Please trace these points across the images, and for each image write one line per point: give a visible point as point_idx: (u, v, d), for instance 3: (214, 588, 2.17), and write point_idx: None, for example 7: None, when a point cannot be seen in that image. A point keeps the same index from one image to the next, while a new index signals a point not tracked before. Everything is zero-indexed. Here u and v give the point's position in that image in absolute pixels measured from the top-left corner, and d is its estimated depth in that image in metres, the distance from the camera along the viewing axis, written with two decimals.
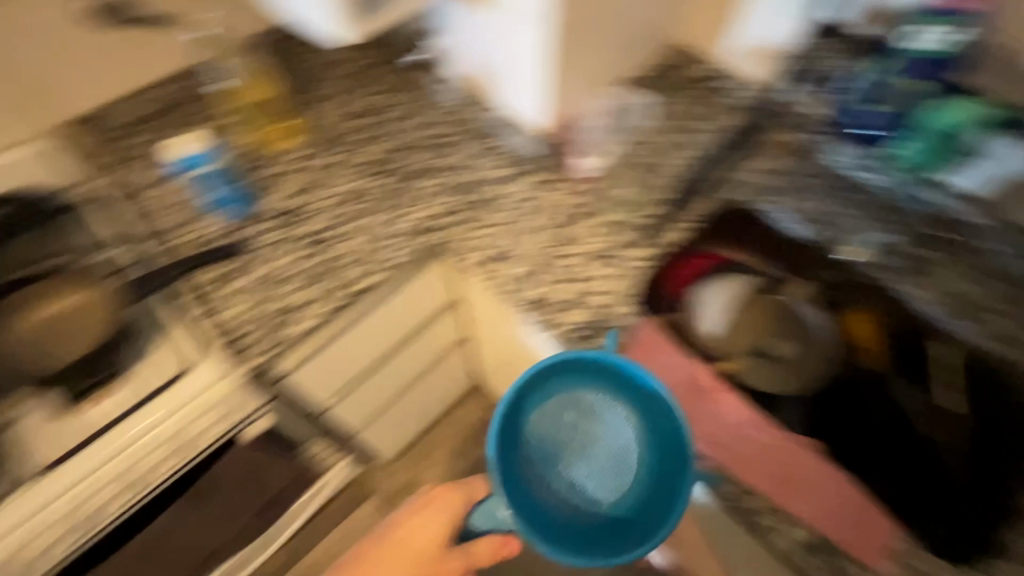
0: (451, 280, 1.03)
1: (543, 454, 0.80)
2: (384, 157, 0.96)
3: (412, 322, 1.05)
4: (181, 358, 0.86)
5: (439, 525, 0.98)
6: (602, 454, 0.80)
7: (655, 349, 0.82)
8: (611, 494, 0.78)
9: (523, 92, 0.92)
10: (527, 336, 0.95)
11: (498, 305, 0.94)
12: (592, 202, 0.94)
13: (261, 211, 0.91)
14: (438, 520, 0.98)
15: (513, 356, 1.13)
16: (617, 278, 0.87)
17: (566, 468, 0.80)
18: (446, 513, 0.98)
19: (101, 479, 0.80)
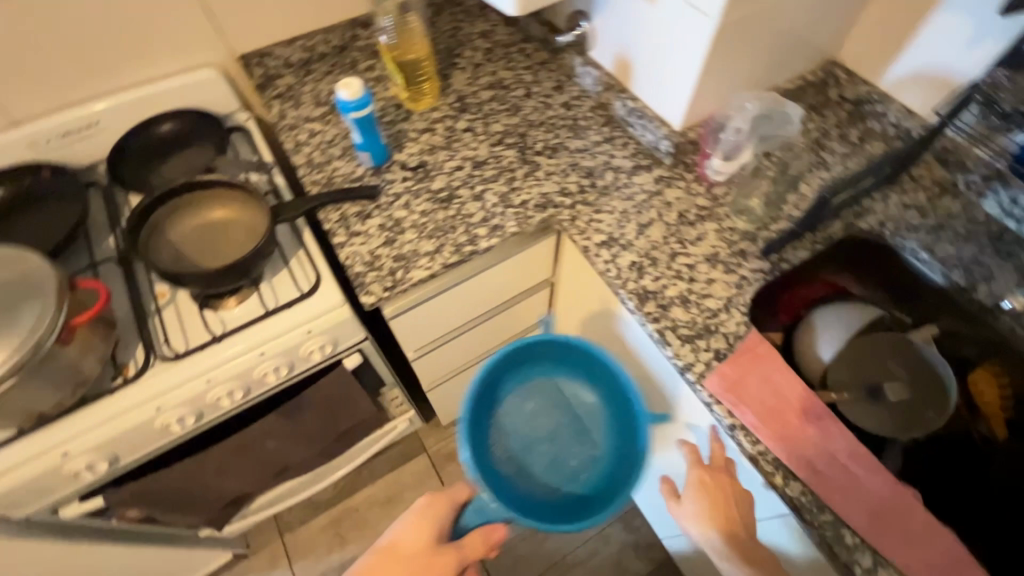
0: (554, 258, 1.08)
1: (522, 445, 0.91)
2: (510, 132, 1.03)
3: (507, 292, 1.08)
4: (300, 284, 0.92)
5: (423, 530, 0.81)
6: (559, 434, 0.93)
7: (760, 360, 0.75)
8: (579, 463, 0.90)
9: (665, 84, 0.91)
10: (618, 324, 0.97)
11: (600, 287, 0.97)
12: (715, 205, 0.92)
13: (395, 163, 0.98)
14: (417, 532, 0.80)
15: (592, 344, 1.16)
16: (731, 285, 0.83)
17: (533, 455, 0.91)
18: (432, 520, 0.82)
19: (215, 380, 0.86)
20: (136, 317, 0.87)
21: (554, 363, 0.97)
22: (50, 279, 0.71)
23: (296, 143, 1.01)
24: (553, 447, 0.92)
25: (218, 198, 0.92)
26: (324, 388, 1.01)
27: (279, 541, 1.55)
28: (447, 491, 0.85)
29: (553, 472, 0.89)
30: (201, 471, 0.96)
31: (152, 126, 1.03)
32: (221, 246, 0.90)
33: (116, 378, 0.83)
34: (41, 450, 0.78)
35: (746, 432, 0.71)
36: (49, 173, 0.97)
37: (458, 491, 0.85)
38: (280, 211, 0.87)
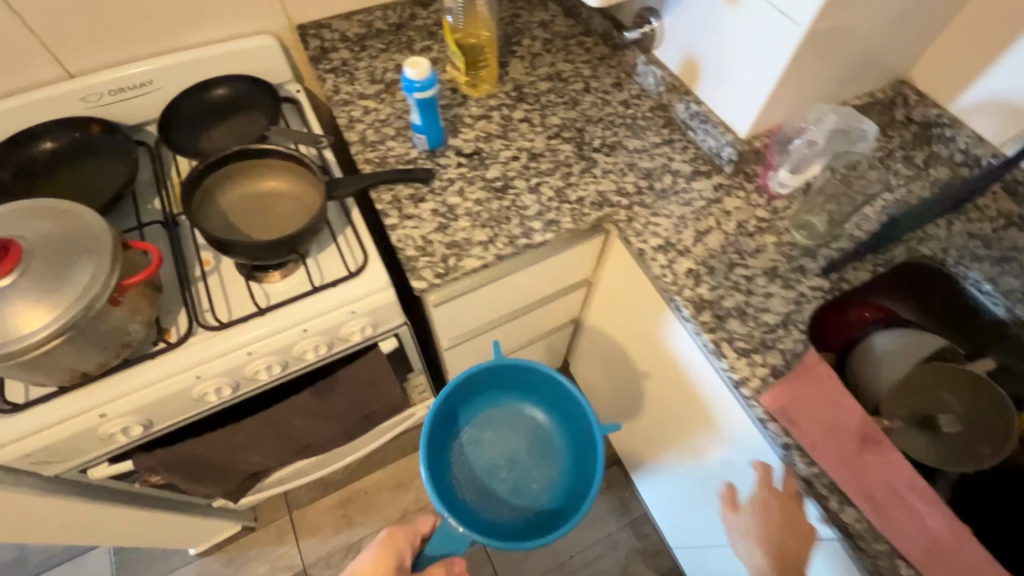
0: (597, 259, 1.06)
1: (486, 470, 1.13)
2: (567, 126, 1.00)
3: (548, 288, 1.06)
4: (346, 262, 0.90)
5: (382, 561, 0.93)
6: (518, 449, 1.16)
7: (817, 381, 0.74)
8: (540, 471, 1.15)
9: (735, 91, 0.89)
10: (664, 329, 0.94)
11: (649, 289, 0.95)
12: (775, 218, 0.90)
13: (450, 148, 0.96)
14: (378, 560, 0.93)
15: (625, 351, 1.13)
16: (789, 301, 0.81)
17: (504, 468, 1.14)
18: (398, 548, 0.96)
19: (255, 352, 0.85)
20: (180, 283, 0.86)
21: (494, 391, 1.15)
22: (106, 238, 0.70)
23: (350, 119, 0.99)
24: (516, 472, 1.13)
25: (270, 170, 0.91)
26: (359, 369, 1.00)
27: (287, 517, 1.55)
28: (409, 525, 1.00)
29: (518, 487, 1.12)
30: (230, 443, 0.95)
31: (206, 91, 1.01)
32: (272, 219, 0.89)
33: (158, 343, 0.81)
34: (80, 409, 0.76)
35: (802, 452, 0.70)
36: (100, 129, 0.96)
37: (420, 524, 1.01)
38: (335, 186, 0.86)
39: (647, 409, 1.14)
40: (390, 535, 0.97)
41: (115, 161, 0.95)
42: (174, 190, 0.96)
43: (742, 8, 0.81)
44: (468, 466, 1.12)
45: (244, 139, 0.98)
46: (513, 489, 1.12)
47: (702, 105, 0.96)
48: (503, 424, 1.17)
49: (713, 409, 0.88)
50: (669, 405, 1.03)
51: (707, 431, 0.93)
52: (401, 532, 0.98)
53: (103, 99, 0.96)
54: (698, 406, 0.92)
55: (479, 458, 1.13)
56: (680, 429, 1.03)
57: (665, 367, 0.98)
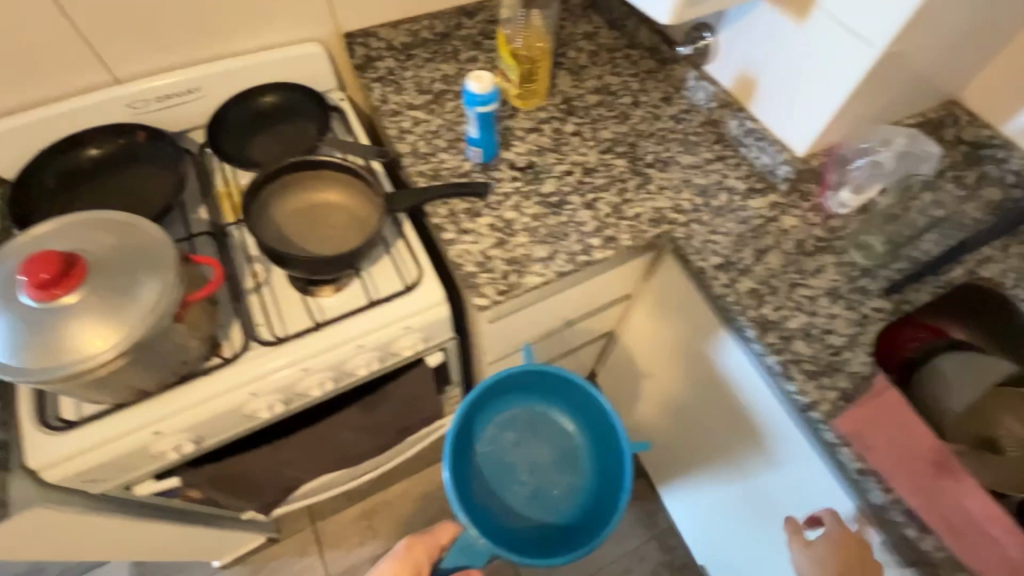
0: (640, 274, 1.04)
1: (506, 477, 1.07)
2: (619, 141, 1.00)
3: (594, 304, 1.05)
4: (400, 276, 0.89)
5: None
6: (540, 456, 1.09)
7: (892, 418, 0.70)
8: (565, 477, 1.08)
9: (795, 110, 0.89)
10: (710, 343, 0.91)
11: (695, 305, 0.92)
12: (833, 237, 0.89)
13: (503, 161, 0.95)
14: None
15: (659, 364, 1.10)
16: (853, 323, 0.81)
17: (525, 474, 1.08)
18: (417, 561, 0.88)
19: (312, 368, 0.83)
20: (233, 296, 0.84)
21: (509, 394, 1.08)
22: (171, 252, 0.69)
23: (400, 130, 0.98)
24: (538, 476, 1.08)
25: (325, 181, 0.89)
26: (406, 384, 0.98)
27: (311, 528, 1.53)
28: (430, 534, 0.91)
29: (538, 491, 1.07)
30: (276, 459, 0.93)
31: (253, 98, 0.99)
32: (327, 232, 0.87)
33: (212, 358, 0.80)
34: (136, 426, 0.75)
35: (877, 478, 0.70)
36: (144, 136, 0.93)
37: (443, 533, 0.92)
38: (393, 201, 0.84)
39: (686, 419, 1.08)
40: (409, 547, 0.88)
41: (161, 169, 0.92)
42: (221, 199, 0.93)
43: (810, 28, 0.80)
44: (488, 469, 1.07)
45: (294, 148, 0.96)
46: (533, 494, 1.07)
47: (758, 122, 0.95)
48: (526, 427, 1.09)
49: (766, 434, 0.86)
50: (710, 425, 1.01)
51: (754, 455, 0.90)
52: (422, 541, 0.89)
53: (149, 105, 0.94)
54: (747, 430, 0.90)
55: (499, 461, 1.08)
56: (720, 450, 1.01)
57: (711, 387, 0.95)
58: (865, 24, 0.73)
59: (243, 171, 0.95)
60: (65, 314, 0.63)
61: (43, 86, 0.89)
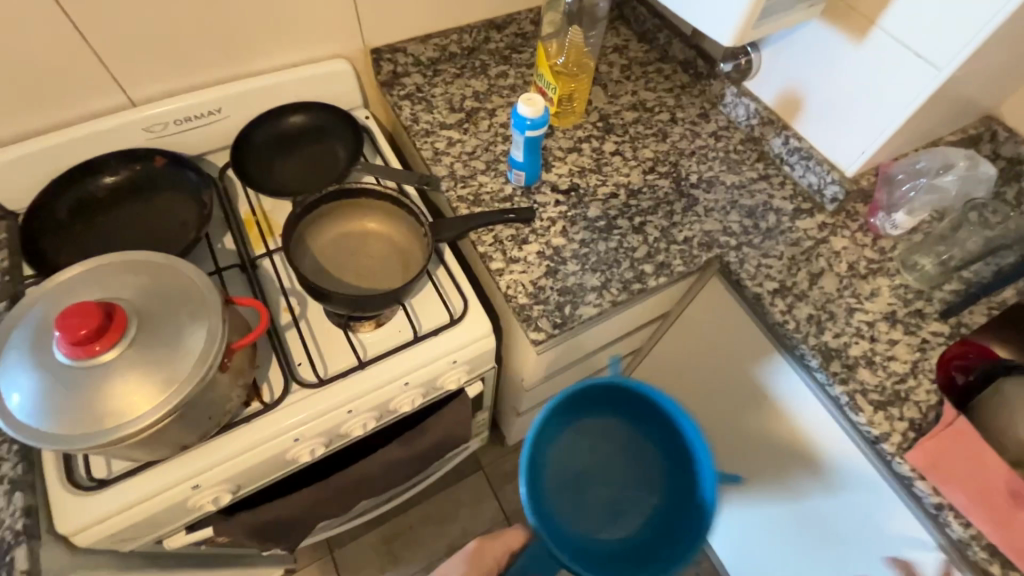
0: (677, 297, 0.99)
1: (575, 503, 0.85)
2: (661, 160, 0.97)
3: (636, 326, 1.02)
4: (446, 308, 0.84)
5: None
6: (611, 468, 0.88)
7: (964, 454, 0.68)
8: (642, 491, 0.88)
9: (845, 132, 0.87)
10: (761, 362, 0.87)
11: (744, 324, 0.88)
12: (884, 258, 0.88)
13: (545, 183, 0.91)
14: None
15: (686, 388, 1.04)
16: (913, 348, 0.80)
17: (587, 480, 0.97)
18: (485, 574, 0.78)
19: (357, 409, 0.78)
20: (270, 335, 0.79)
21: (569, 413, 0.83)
22: (215, 296, 0.64)
23: (434, 151, 0.94)
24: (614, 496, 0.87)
25: (362, 210, 0.85)
26: (446, 417, 0.94)
27: (328, 556, 1.47)
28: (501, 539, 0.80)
29: (610, 510, 0.86)
30: (312, 501, 0.88)
31: (279, 120, 0.94)
32: (368, 263, 0.83)
33: (251, 403, 0.74)
34: (174, 481, 0.69)
35: (956, 513, 0.68)
36: (163, 162, 0.87)
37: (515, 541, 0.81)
38: (440, 230, 0.80)
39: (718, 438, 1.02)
40: (477, 550, 0.79)
41: (183, 197, 0.86)
42: (248, 228, 0.88)
43: (867, 49, 0.79)
44: (560, 474, 0.85)
45: (324, 173, 0.92)
46: (608, 509, 0.86)
47: (803, 141, 0.94)
48: (614, 438, 0.87)
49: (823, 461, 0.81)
50: (754, 446, 0.94)
51: (803, 486, 0.86)
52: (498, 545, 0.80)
53: (167, 129, 0.89)
54: (799, 457, 0.85)
55: (573, 468, 0.86)
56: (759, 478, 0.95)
57: (757, 410, 0.90)
58: (930, 48, 0.72)
59: (271, 198, 0.90)
60: (105, 373, 0.58)
61: (54, 111, 0.83)
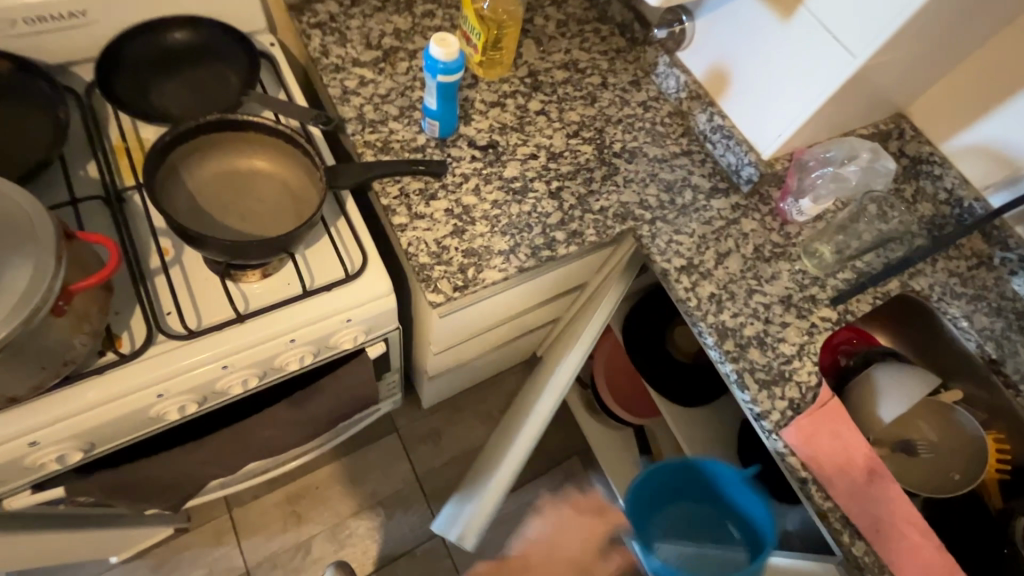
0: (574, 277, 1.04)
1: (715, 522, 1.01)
2: (586, 125, 0.93)
3: (549, 293, 1.04)
4: (343, 262, 0.78)
5: None
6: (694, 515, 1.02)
7: (827, 432, 0.74)
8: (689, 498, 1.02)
9: (766, 114, 0.87)
10: (563, 373, 0.95)
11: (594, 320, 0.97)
12: (786, 242, 0.90)
13: (462, 137, 0.86)
14: None
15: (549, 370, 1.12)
16: (803, 332, 0.82)
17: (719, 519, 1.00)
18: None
19: (235, 364, 0.72)
20: (133, 277, 0.70)
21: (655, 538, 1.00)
22: (49, 228, 0.55)
23: (343, 90, 0.86)
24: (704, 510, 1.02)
25: (252, 146, 0.76)
26: (341, 378, 0.89)
27: (225, 515, 1.41)
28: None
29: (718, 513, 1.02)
30: (186, 462, 0.82)
31: (160, 33, 0.81)
32: (255, 206, 0.75)
33: (105, 353, 0.67)
34: (2, 436, 0.61)
35: (819, 487, 0.72)
36: (10, 68, 0.74)
37: None
38: (335, 177, 0.73)
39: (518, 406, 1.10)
40: None
41: (32, 112, 0.74)
42: (116, 156, 0.77)
43: (798, 27, 0.77)
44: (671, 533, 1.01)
45: (213, 103, 0.81)
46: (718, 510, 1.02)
47: (726, 120, 0.92)
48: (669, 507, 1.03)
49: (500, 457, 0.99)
50: (509, 429, 1.05)
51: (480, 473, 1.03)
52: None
53: (13, 28, 0.75)
54: (497, 453, 1.03)
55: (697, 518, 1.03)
56: (477, 464, 1.12)
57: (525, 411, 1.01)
58: (852, 32, 0.71)
59: (146, 123, 0.79)
60: None
61: None
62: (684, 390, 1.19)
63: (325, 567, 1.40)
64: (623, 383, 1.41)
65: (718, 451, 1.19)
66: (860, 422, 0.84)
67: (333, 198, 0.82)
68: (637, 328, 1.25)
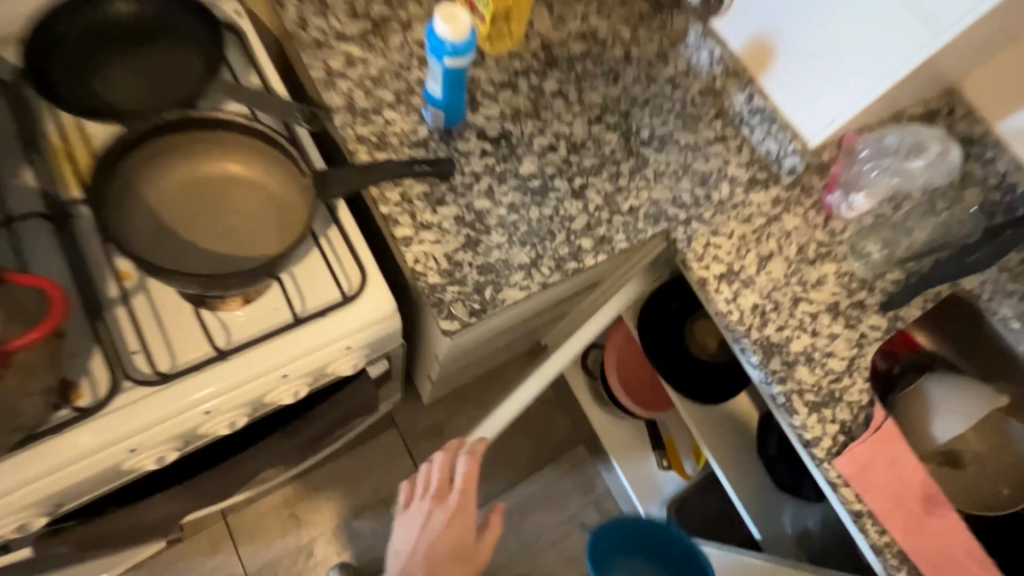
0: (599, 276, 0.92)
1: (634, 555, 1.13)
2: (609, 108, 0.81)
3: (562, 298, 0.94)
4: (340, 280, 0.67)
5: (438, 534, 0.72)
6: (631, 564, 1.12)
7: (878, 459, 0.68)
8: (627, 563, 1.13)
9: (817, 95, 0.76)
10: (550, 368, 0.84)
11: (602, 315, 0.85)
12: (832, 240, 0.81)
13: (469, 127, 0.74)
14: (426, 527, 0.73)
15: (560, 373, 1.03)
16: (852, 344, 0.75)
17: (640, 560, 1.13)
18: (443, 492, 0.75)
19: (220, 408, 0.62)
20: (89, 313, 0.59)
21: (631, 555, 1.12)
22: None
23: (328, 72, 0.72)
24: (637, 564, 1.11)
25: (221, 148, 0.63)
26: (342, 402, 0.79)
27: (221, 522, 1.34)
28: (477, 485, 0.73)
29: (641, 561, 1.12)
30: (173, 504, 0.73)
31: (100, 4, 0.67)
32: (230, 222, 0.63)
33: (62, 407, 0.57)
34: None
35: (874, 520, 0.66)
36: None
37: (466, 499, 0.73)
38: (325, 186, 0.60)
39: None
40: (435, 505, 0.74)
41: None
42: (58, 161, 0.64)
43: None
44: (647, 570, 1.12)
45: (171, 91, 0.68)
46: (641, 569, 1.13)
47: (768, 100, 0.81)
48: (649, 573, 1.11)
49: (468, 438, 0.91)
50: None
51: None
52: (472, 491, 0.74)
53: None
54: None
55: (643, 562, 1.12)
56: None
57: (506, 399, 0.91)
58: (938, 5, 0.61)
59: (93, 119, 0.65)
60: None
61: None
62: (705, 387, 1.12)
63: (330, 570, 1.35)
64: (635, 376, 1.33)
65: (739, 448, 1.13)
66: (908, 437, 0.78)
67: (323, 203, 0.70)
68: (652, 324, 1.16)
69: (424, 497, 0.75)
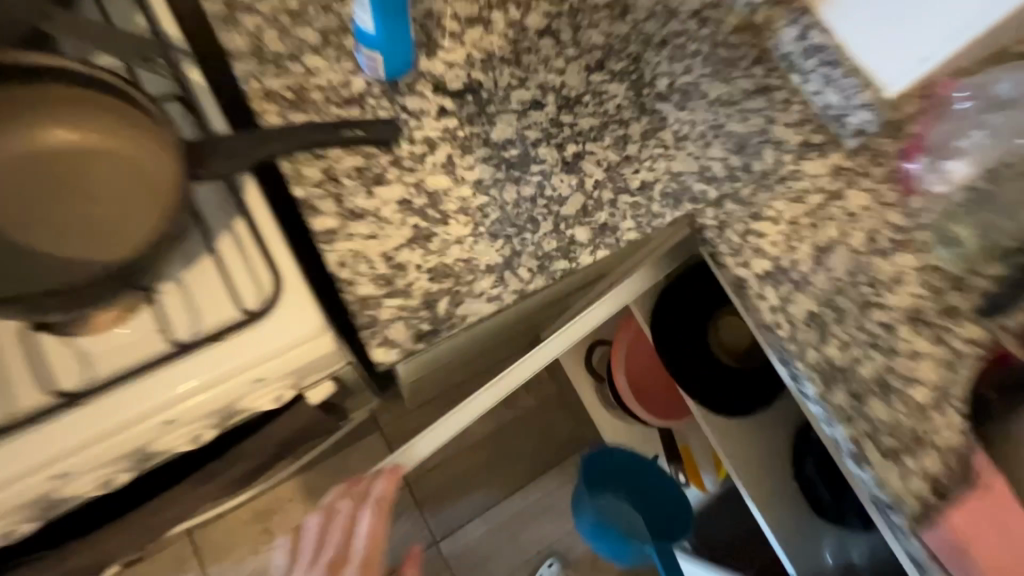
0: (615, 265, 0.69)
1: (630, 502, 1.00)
2: (614, 52, 0.61)
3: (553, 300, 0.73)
4: (247, 290, 0.50)
5: None
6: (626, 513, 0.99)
7: (985, 532, 0.50)
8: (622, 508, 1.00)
9: (915, 24, 0.54)
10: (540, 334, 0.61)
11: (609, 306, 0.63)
12: (918, 223, 0.59)
13: (423, 78, 0.54)
14: None
15: None
16: (944, 367, 0.55)
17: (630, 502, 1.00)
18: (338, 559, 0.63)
19: (78, 468, 0.46)
20: None
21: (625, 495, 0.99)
22: None
23: (230, 6, 0.53)
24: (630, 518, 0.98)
25: (76, 111, 0.45)
26: (272, 437, 0.63)
27: (184, 540, 1.21)
28: (382, 548, 0.63)
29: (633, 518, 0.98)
30: (61, 566, 0.58)
31: None
32: (86, 213, 0.45)
33: None
34: None
35: None
36: None
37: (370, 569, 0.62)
38: (205, 156, 0.42)
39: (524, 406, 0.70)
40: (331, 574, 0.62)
41: None
42: None
43: None
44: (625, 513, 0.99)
45: None
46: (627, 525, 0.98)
47: (827, 39, 0.62)
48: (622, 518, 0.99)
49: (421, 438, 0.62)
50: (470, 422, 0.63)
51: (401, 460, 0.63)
52: (377, 556, 0.63)
53: None
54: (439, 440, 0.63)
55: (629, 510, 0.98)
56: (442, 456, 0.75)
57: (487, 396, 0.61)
58: None
59: None
60: None
61: None
62: (727, 396, 0.91)
63: None
64: (647, 380, 1.12)
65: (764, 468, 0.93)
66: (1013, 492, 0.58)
67: (223, 185, 0.52)
68: (670, 314, 0.91)
69: (316, 563, 0.63)
